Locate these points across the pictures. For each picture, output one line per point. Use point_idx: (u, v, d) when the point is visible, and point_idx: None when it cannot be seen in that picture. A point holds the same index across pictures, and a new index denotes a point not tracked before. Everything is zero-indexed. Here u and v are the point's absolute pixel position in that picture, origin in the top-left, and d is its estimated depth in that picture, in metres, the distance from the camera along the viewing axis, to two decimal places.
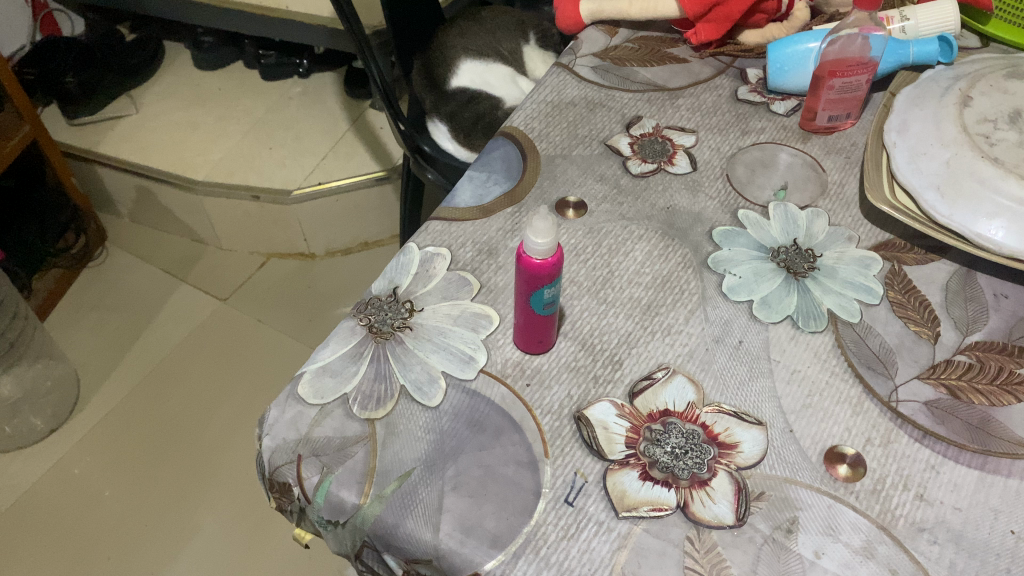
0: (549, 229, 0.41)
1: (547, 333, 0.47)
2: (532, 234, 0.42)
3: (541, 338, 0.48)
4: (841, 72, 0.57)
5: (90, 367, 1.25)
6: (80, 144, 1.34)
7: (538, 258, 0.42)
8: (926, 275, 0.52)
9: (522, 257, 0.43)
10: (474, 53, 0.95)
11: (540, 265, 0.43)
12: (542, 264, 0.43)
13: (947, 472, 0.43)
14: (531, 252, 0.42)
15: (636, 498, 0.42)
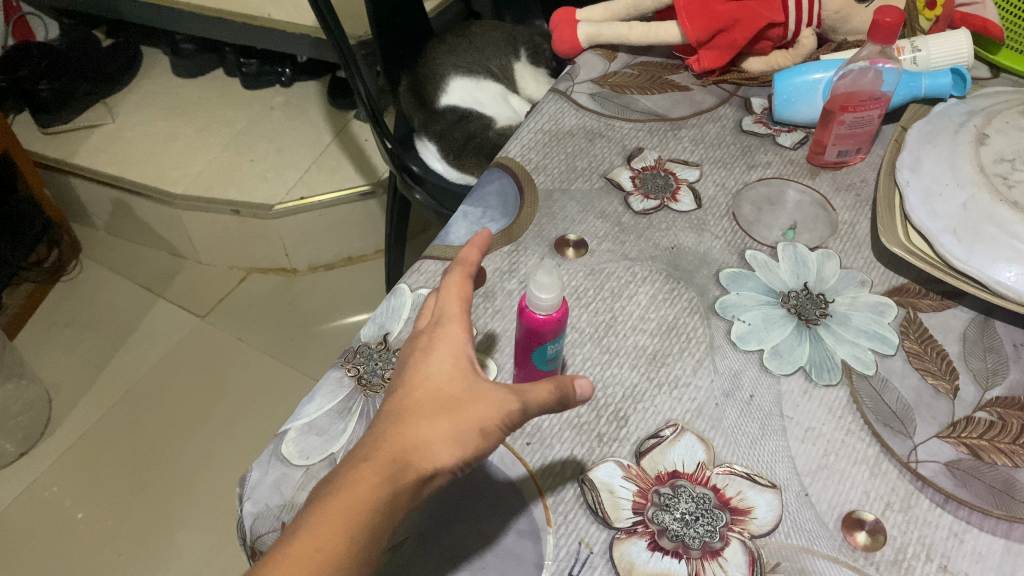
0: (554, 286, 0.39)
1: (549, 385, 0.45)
2: (537, 290, 0.39)
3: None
4: (853, 107, 0.54)
5: (64, 387, 1.21)
6: (54, 155, 1.30)
7: (542, 313, 0.40)
8: (943, 323, 0.50)
9: (525, 311, 0.41)
10: (464, 70, 0.92)
11: (543, 321, 0.40)
12: (545, 322, 0.40)
13: (971, 540, 0.41)
14: (536, 308, 0.40)
15: (644, 571, 0.40)
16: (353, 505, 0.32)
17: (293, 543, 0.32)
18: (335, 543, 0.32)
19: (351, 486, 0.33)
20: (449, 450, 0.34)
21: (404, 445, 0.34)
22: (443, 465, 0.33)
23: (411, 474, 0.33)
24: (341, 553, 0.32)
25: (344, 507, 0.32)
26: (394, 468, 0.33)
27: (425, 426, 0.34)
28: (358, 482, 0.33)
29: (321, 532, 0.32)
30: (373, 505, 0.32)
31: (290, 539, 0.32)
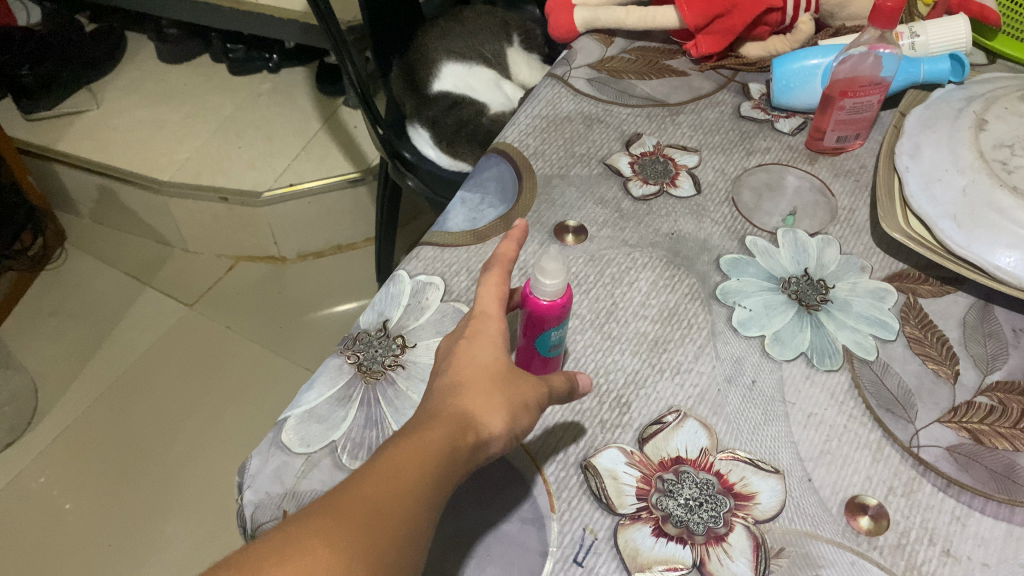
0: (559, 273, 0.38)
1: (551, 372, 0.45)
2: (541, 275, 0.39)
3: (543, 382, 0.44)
4: (853, 93, 0.54)
5: (50, 376, 1.19)
6: (38, 141, 1.28)
7: (546, 299, 0.39)
8: (943, 309, 0.50)
9: (529, 297, 0.40)
10: (457, 55, 0.92)
11: (547, 307, 0.40)
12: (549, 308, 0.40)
13: (974, 524, 0.41)
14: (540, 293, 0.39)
15: (649, 556, 0.39)
16: (425, 449, 0.32)
17: (368, 474, 0.31)
18: (410, 480, 0.31)
19: (420, 437, 0.33)
20: (501, 420, 0.35)
21: (463, 412, 0.34)
22: (496, 436, 0.34)
23: (471, 434, 0.34)
24: (417, 483, 0.31)
25: (418, 451, 0.32)
26: (459, 427, 0.33)
27: (479, 399, 0.35)
28: (427, 435, 0.33)
29: (397, 469, 0.31)
30: (441, 456, 0.32)
31: (363, 471, 0.31)
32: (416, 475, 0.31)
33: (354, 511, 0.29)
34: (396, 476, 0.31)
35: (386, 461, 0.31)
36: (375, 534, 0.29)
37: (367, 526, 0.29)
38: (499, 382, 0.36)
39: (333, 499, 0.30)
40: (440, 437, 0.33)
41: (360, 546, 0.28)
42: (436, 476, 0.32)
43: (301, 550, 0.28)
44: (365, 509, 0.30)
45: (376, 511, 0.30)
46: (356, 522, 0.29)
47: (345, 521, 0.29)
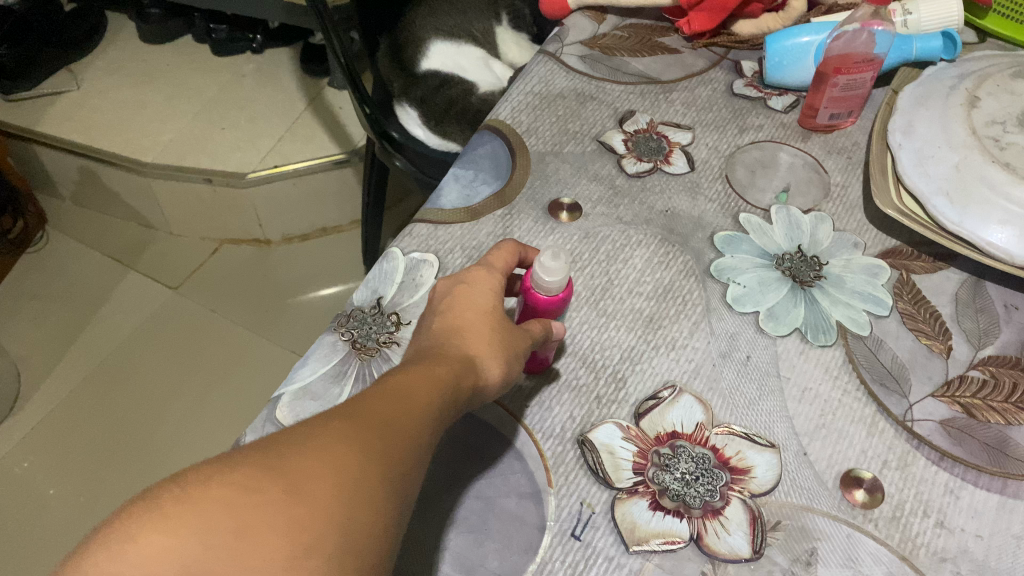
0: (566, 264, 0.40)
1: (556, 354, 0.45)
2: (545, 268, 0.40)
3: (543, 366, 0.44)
4: (847, 70, 0.54)
5: (33, 360, 1.18)
6: (17, 122, 1.26)
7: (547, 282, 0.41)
8: (935, 285, 0.50)
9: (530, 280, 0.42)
10: (445, 33, 0.91)
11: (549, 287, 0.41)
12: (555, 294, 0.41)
13: (966, 496, 0.41)
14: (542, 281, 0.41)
15: (646, 530, 0.39)
16: (431, 377, 0.33)
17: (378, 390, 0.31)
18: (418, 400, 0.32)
19: (426, 367, 0.34)
20: (496, 367, 0.37)
21: (463, 354, 0.36)
22: (491, 380, 0.37)
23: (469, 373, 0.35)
24: (427, 406, 0.32)
25: (426, 378, 0.33)
26: (459, 365, 0.35)
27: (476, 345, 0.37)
28: (432, 367, 0.34)
29: (406, 388, 0.32)
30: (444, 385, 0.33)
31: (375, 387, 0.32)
32: (425, 396, 0.32)
33: (370, 415, 0.29)
34: (407, 395, 0.31)
35: (395, 381, 0.32)
36: (393, 436, 0.29)
37: (384, 428, 0.29)
38: (496, 332, 0.38)
39: (348, 403, 0.30)
40: (444, 370, 0.34)
41: (380, 442, 0.29)
42: (440, 402, 0.33)
43: (325, 438, 0.27)
44: (380, 415, 0.30)
45: (392, 419, 0.30)
46: (373, 425, 0.29)
47: (364, 420, 0.29)
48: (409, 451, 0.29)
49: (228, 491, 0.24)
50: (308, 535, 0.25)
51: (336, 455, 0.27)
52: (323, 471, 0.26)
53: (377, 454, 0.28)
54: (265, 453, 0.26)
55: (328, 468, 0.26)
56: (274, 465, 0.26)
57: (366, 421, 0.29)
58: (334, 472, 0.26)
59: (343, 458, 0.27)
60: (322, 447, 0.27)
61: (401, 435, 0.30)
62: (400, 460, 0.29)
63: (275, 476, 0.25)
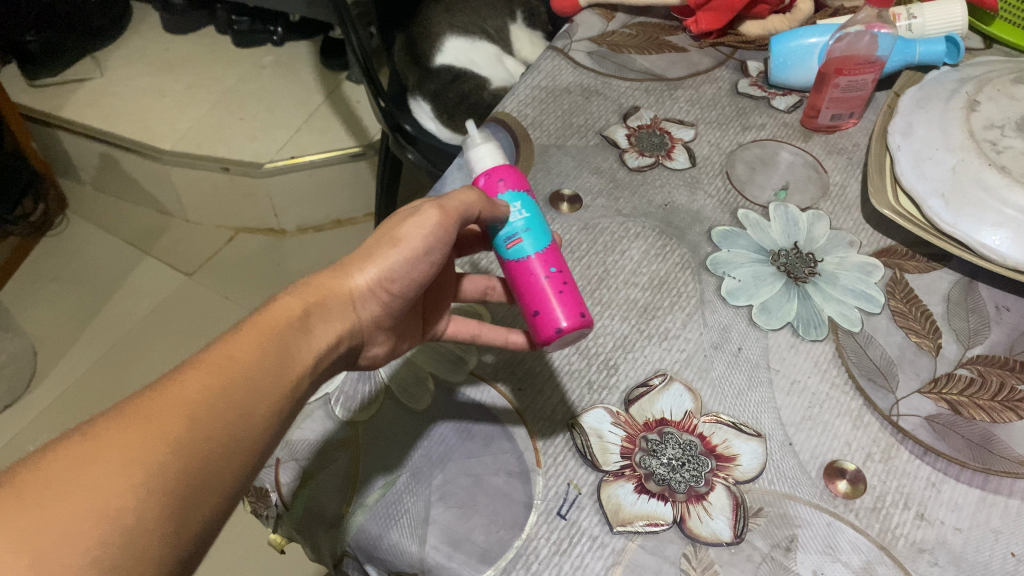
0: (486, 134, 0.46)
1: (572, 302, 0.42)
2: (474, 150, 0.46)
3: (538, 309, 0.42)
4: (847, 71, 0.55)
5: (47, 341, 1.21)
6: (41, 107, 1.29)
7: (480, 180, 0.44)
8: (928, 284, 0.51)
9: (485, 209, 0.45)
10: (460, 29, 0.92)
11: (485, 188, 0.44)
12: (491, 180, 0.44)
13: (948, 490, 0.42)
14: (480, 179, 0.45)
15: (630, 512, 0.40)
16: (260, 343, 0.32)
17: (189, 370, 0.29)
18: (236, 377, 0.30)
19: (265, 315, 0.33)
20: (365, 270, 0.37)
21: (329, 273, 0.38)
22: (361, 278, 0.37)
23: (325, 292, 0.36)
24: (248, 373, 0.30)
25: (259, 329, 0.32)
26: (311, 286, 0.36)
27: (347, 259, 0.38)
28: (281, 305, 0.34)
29: (229, 365, 0.30)
30: (275, 343, 0.32)
31: (184, 371, 0.29)
32: (251, 372, 0.30)
33: (164, 417, 0.27)
34: (225, 375, 0.30)
35: (220, 354, 0.30)
36: (189, 446, 0.27)
37: (179, 435, 0.27)
38: (376, 237, 0.39)
39: (139, 400, 0.28)
40: (294, 306, 0.34)
41: (170, 460, 0.26)
42: (271, 377, 0.31)
43: (99, 468, 0.25)
44: (178, 413, 0.28)
45: (195, 415, 0.28)
46: (165, 431, 0.27)
47: (154, 427, 0.27)
48: (212, 461, 0.28)
49: None
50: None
51: (105, 494, 0.25)
52: (82, 525, 0.24)
53: (164, 476, 0.26)
54: (14, 503, 0.24)
55: (89, 517, 0.24)
56: (19, 533, 0.23)
57: (154, 429, 0.27)
58: (93, 522, 0.24)
59: (109, 498, 0.25)
60: (89, 483, 0.25)
61: (203, 440, 0.28)
62: (198, 465, 0.27)
63: (21, 544, 0.23)
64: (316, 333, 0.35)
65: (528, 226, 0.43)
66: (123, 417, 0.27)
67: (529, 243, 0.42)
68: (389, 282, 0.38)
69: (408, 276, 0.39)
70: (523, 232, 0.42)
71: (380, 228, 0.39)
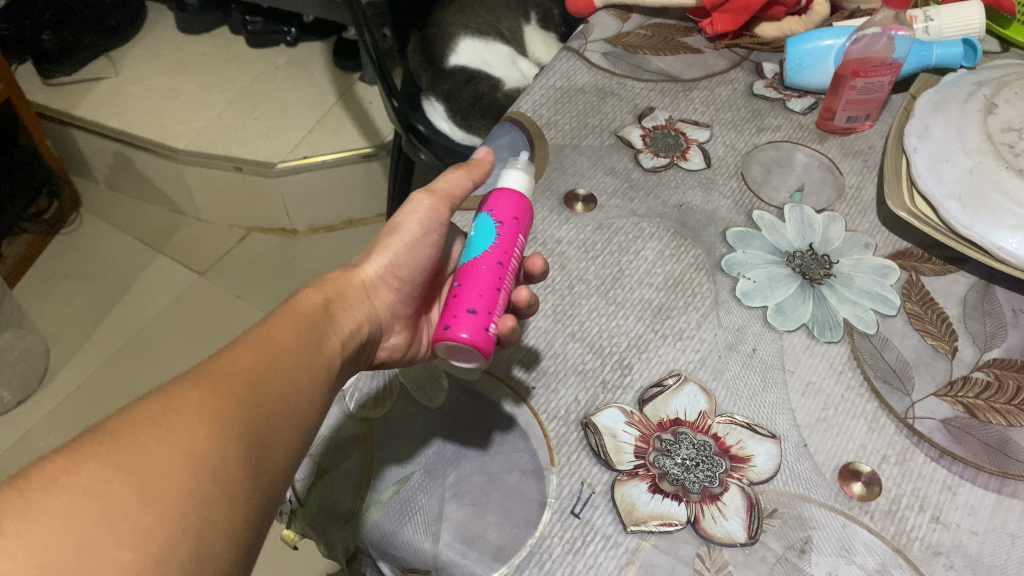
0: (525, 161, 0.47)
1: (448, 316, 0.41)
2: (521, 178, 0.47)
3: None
4: (864, 73, 0.55)
5: (60, 338, 1.21)
6: (57, 106, 1.30)
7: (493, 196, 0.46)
8: (945, 287, 0.51)
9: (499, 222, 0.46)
10: (474, 31, 0.92)
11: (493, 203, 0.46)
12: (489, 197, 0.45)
13: (964, 494, 0.42)
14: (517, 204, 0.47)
15: (644, 512, 0.40)
16: (296, 327, 0.37)
17: (241, 348, 0.35)
18: (281, 354, 0.35)
19: (297, 305, 0.39)
20: (372, 260, 0.45)
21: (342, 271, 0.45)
22: (372, 269, 0.45)
23: (344, 285, 0.44)
24: (291, 348, 0.36)
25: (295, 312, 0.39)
26: (327, 282, 0.43)
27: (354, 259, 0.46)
28: (307, 296, 0.41)
29: (274, 344, 0.36)
30: (307, 329, 0.38)
31: (238, 348, 0.34)
32: (293, 350, 0.36)
33: (229, 382, 0.32)
34: (271, 352, 0.35)
35: (264, 333, 0.36)
36: (251, 406, 0.32)
37: (242, 398, 0.32)
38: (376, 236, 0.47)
39: (206, 369, 0.33)
40: (318, 298, 0.41)
41: (239, 416, 0.31)
42: (309, 356, 0.37)
43: (183, 417, 0.30)
44: (240, 377, 0.33)
45: (253, 379, 0.33)
46: (231, 393, 0.32)
47: (221, 389, 0.32)
48: (270, 420, 0.33)
49: (71, 499, 0.26)
50: (156, 544, 0.26)
51: (192, 437, 0.29)
52: (171, 461, 0.28)
53: (235, 428, 0.31)
54: (112, 439, 0.28)
55: (183, 455, 0.29)
56: (119, 464, 0.27)
57: (222, 390, 0.32)
58: (181, 459, 0.28)
59: (192, 440, 0.29)
60: (176, 428, 0.29)
61: (262, 403, 0.33)
62: (262, 421, 0.32)
63: (125, 474, 0.27)
64: (340, 319, 0.41)
65: (470, 242, 0.44)
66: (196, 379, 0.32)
67: (463, 258, 0.43)
68: (394, 270, 0.45)
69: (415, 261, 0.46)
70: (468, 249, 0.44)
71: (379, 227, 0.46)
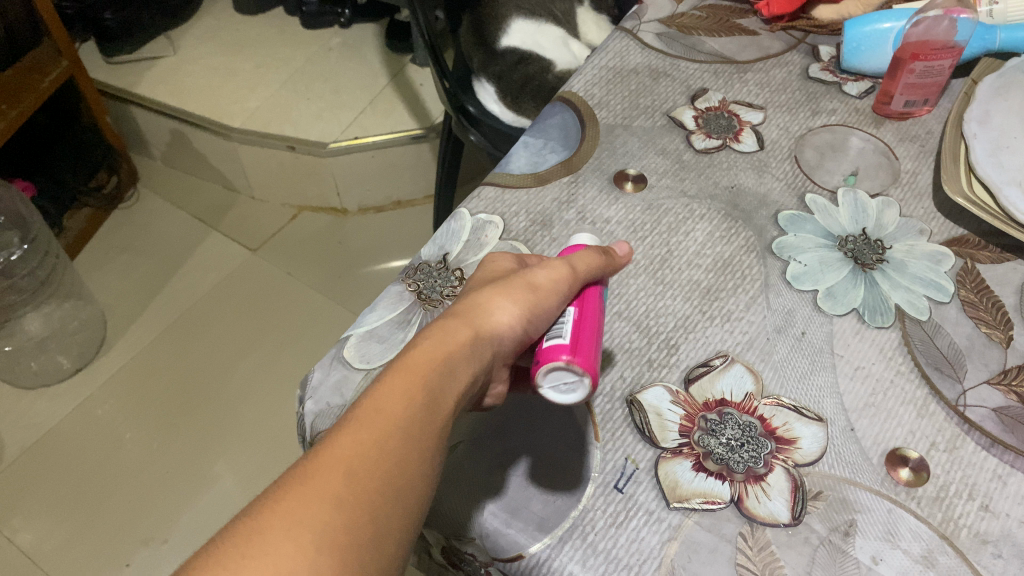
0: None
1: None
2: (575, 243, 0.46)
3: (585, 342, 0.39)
4: (925, 56, 0.54)
5: (117, 309, 1.25)
6: (117, 84, 1.33)
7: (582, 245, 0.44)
8: (1001, 275, 0.50)
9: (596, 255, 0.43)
10: (527, 12, 0.93)
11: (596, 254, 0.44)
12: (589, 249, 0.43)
13: (1014, 483, 0.41)
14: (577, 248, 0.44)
15: (687, 489, 0.41)
16: (406, 393, 0.35)
17: (344, 432, 0.33)
18: (387, 430, 0.33)
19: (408, 360, 0.36)
20: (509, 310, 0.38)
21: (469, 313, 0.38)
22: (504, 319, 0.38)
23: (467, 331, 0.38)
24: (394, 424, 0.34)
25: (403, 387, 0.35)
26: (452, 325, 0.38)
27: (482, 294, 0.39)
28: (421, 348, 0.36)
29: (379, 419, 0.34)
30: (418, 389, 0.35)
31: (345, 428, 0.33)
32: (400, 423, 0.34)
33: (327, 478, 0.32)
34: (374, 430, 0.33)
35: (367, 408, 0.34)
36: (351, 504, 0.31)
37: (344, 494, 0.31)
38: (507, 279, 0.40)
39: (308, 466, 0.32)
40: (433, 348, 0.37)
41: (337, 524, 0.31)
42: (421, 425, 0.34)
43: (278, 537, 0.30)
44: (338, 472, 0.32)
45: (352, 472, 0.32)
46: (330, 495, 0.31)
47: (320, 492, 0.31)
48: (373, 510, 0.32)
49: None
50: None
51: (281, 557, 0.29)
52: None
53: (328, 530, 0.30)
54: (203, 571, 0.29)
55: None
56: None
57: (318, 492, 0.31)
58: None
59: (283, 563, 0.29)
60: (269, 548, 0.30)
61: (364, 494, 0.32)
62: (364, 517, 0.31)
63: None
64: (457, 374, 0.36)
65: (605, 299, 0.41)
66: (296, 479, 0.32)
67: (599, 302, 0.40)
68: (528, 321, 0.39)
69: (545, 322, 0.39)
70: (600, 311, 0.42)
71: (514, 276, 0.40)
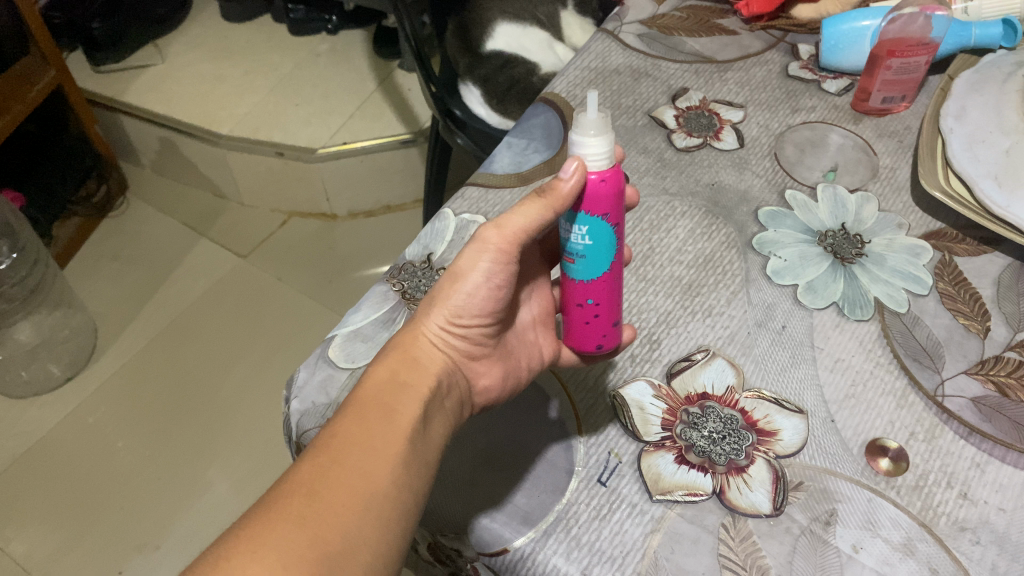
0: (605, 122, 0.38)
1: (595, 332, 0.43)
2: (581, 141, 0.38)
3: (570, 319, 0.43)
4: (900, 52, 0.55)
5: (107, 317, 1.25)
6: (105, 92, 1.34)
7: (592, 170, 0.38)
8: (978, 268, 0.51)
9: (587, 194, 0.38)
10: (511, 16, 0.93)
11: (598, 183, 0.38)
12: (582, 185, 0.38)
13: (993, 471, 0.41)
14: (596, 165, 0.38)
15: (670, 481, 0.41)
16: (363, 415, 0.36)
17: (307, 460, 0.35)
18: (346, 453, 0.35)
19: (363, 387, 0.38)
20: (432, 316, 0.41)
21: (406, 335, 0.41)
22: (427, 329, 0.41)
23: (407, 349, 0.40)
24: (356, 446, 0.35)
25: (358, 414, 0.36)
26: (394, 344, 0.40)
27: (418, 311, 0.42)
28: (371, 376, 0.38)
29: (338, 444, 0.35)
30: (372, 410, 0.36)
31: (309, 454, 0.35)
32: (359, 441, 0.35)
33: (292, 502, 0.33)
34: (335, 452, 0.35)
35: (327, 435, 0.35)
36: (318, 521, 0.32)
37: (309, 514, 0.32)
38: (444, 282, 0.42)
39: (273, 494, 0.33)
40: (382, 372, 0.38)
41: (301, 543, 0.31)
42: (382, 442, 0.35)
43: (245, 560, 0.31)
44: (302, 494, 0.33)
45: (316, 494, 0.33)
46: (296, 516, 0.32)
47: (286, 516, 0.32)
48: (343, 528, 0.32)
49: None
50: None
51: None
52: None
53: (297, 552, 0.31)
54: None
55: None
56: None
57: (284, 516, 0.32)
58: None
59: None
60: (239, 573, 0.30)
61: (331, 511, 0.33)
62: (332, 534, 0.32)
63: None
64: (409, 387, 0.38)
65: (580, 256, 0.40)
66: (263, 508, 0.33)
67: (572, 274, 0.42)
68: (455, 316, 0.41)
69: (474, 307, 0.41)
70: (579, 256, 0.40)
71: (448, 275, 0.42)
